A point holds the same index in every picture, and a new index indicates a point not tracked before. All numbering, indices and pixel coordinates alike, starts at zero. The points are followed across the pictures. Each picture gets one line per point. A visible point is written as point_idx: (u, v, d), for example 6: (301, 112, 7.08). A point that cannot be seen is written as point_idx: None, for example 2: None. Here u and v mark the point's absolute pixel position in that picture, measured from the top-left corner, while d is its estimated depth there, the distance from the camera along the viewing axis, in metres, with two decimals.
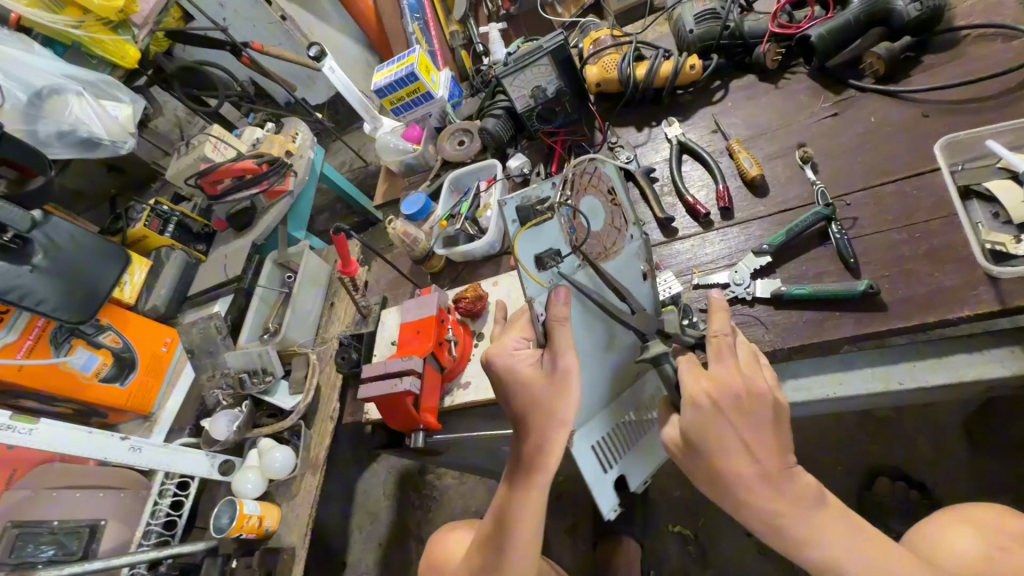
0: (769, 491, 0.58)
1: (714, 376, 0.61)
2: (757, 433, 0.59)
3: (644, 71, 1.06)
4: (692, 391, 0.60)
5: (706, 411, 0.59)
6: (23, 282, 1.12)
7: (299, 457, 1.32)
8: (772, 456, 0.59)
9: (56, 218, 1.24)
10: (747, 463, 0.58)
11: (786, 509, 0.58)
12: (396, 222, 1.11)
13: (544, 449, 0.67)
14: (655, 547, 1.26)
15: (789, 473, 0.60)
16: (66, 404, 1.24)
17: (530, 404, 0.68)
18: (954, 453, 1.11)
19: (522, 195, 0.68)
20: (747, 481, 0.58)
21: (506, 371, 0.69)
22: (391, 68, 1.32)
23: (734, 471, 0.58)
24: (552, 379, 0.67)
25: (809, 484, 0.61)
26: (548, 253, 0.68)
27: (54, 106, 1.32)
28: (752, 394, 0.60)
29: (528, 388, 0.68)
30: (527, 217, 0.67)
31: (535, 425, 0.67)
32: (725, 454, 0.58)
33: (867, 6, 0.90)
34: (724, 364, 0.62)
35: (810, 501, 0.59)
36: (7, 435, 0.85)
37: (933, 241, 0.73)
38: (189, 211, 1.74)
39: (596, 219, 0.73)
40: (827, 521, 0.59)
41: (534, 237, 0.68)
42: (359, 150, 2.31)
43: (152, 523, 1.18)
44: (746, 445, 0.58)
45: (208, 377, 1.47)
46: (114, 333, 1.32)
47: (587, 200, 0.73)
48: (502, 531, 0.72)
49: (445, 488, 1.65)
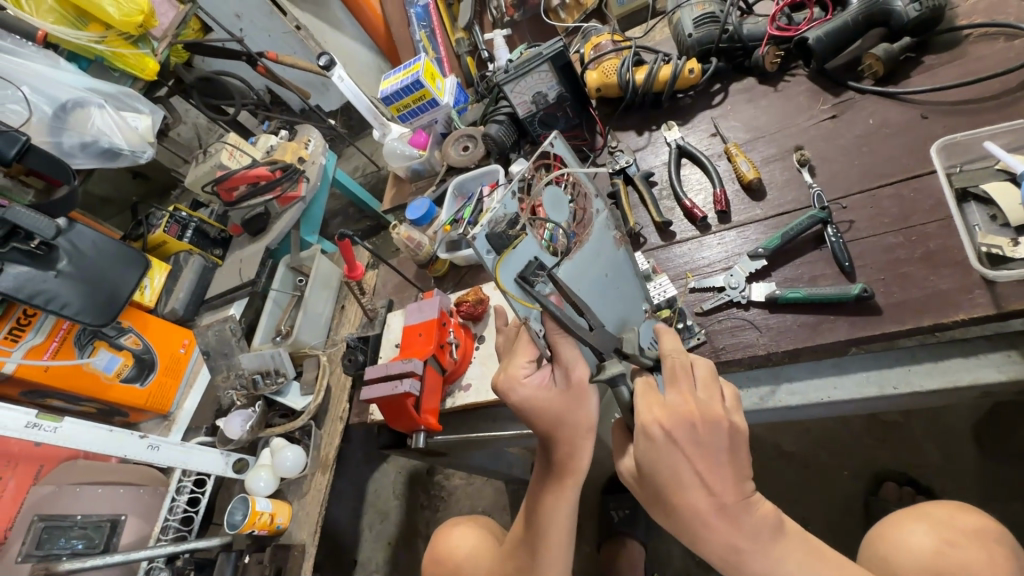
0: (722, 525, 0.56)
1: (667, 404, 0.59)
2: (711, 465, 0.56)
3: (644, 75, 1.07)
4: (644, 420, 0.58)
5: (658, 441, 0.57)
6: (49, 286, 1.19)
7: (309, 457, 1.36)
8: (727, 489, 0.56)
9: (79, 225, 1.30)
10: (699, 497, 0.56)
11: (740, 543, 0.56)
12: (399, 226, 1.16)
13: (575, 455, 0.69)
14: (660, 549, 1.26)
15: (747, 505, 0.57)
16: (90, 403, 1.31)
17: (555, 423, 0.68)
18: (964, 459, 1.09)
19: (492, 215, 0.61)
20: (700, 515, 0.56)
21: (527, 402, 0.68)
22: (398, 75, 1.35)
23: (686, 505, 0.56)
24: (569, 391, 0.69)
25: (770, 513, 0.58)
26: (529, 269, 0.64)
27: (78, 119, 1.38)
28: (706, 424, 0.57)
29: (547, 410, 0.68)
30: (501, 244, 0.61)
31: (566, 438, 0.69)
32: (676, 488, 0.56)
33: (866, 8, 0.89)
34: (679, 390, 0.60)
35: (770, 531, 0.57)
36: (34, 433, 0.89)
37: (930, 244, 0.72)
38: (206, 217, 1.82)
39: (560, 212, 0.70)
40: (784, 552, 0.57)
41: (510, 261, 0.62)
42: (371, 156, 2.36)
43: (170, 518, 1.22)
44: (698, 479, 0.56)
45: (222, 377, 1.48)
46: (134, 336, 1.38)
47: (547, 194, 0.69)
48: (535, 534, 0.73)
49: (453, 488, 1.67)
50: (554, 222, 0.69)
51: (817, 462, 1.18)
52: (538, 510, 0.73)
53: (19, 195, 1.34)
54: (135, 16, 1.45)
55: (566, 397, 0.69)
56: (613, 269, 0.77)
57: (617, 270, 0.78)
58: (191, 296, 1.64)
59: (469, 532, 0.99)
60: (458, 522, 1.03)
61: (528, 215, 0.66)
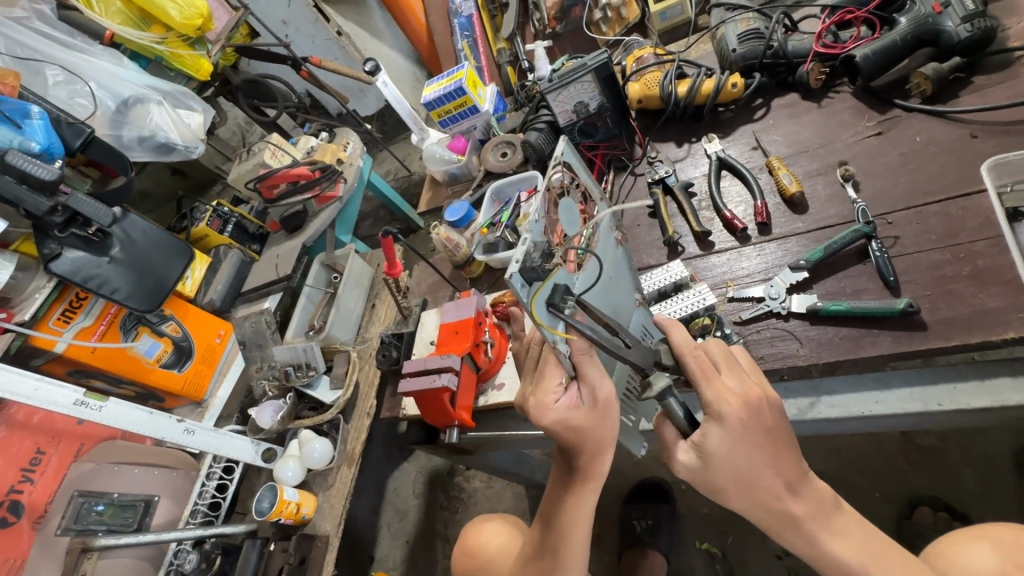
0: (788, 495, 0.59)
1: (733, 389, 0.60)
2: (777, 443, 0.59)
3: (686, 88, 1.09)
4: (719, 407, 0.58)
5: (736, 428, 0.57)
6: (102, 272, 1.24)
7: (337, 450, 1.37)
8: (789, 462, 0.60)
9: (133, 215, 1.34)
10: (770, 470, 0.59)
11: (805, 511, 0.59)
12: (440, 227, 1.19)
13: (598, 464, 0.68)
14: (682, 563, 1.25)
15: (804, 478, 0.61)
16: (130, 386, 1.34)
17: (582, 439, 0.66)
18: (1002, 487, 1.06)
19: (524, 249, 0.57)
20: (769, 487, 0.59)
21: (555, 426, 0.66)
22: (441, 82, 1.39)
23: (758, 480, 0.59)
24: (595, 409, 0.66)
25: (824, 489, 0.61)
26: (558, 295, 0.61)
27: (138, 115, 1.45)
28: (770, 406, 0.59)
29: (577, 430, 0.66)
30: (534, 276, 0.58)
31: (589, 450, 0.67)
32: (750, 466, 0.58)
33: (915, 27, 0.90)
34: (738, 374, 0.61)
35: (829, 503, 0.61)
36: (82, 411, 0.93)
37: (979, 262, 0.72)
38: (246, 213, 1.86)
39: (571, 225, 0.70)
40: (842, 522, 0.60)
41: (543, 291, 0.60)
42: (404, 160, 2.42)
43: (200, 502, 1.26)
44: (768, 456, 0.59)
45: (255, 368, 1.55)
46: (175, 323, 1.40)
47: (562, 210, 0.68)
48: (556, 537, 0.73)
49: (473, 490, 1.67)
50: (567, 236, 0.67)
51: (850, 483, 1.16)
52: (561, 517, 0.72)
53: (78, 183, 1.37)
54: (195, 19, 1.52)
55: (593, 415, 0.66)
56: (615, 272, 0.78)
57: (617, 269, 0.78)
58: (229, 289, 1.68)
59: (498, 531, 1.01)
60: (489, 519, 1.06)
61: (552, 242, 0.64)
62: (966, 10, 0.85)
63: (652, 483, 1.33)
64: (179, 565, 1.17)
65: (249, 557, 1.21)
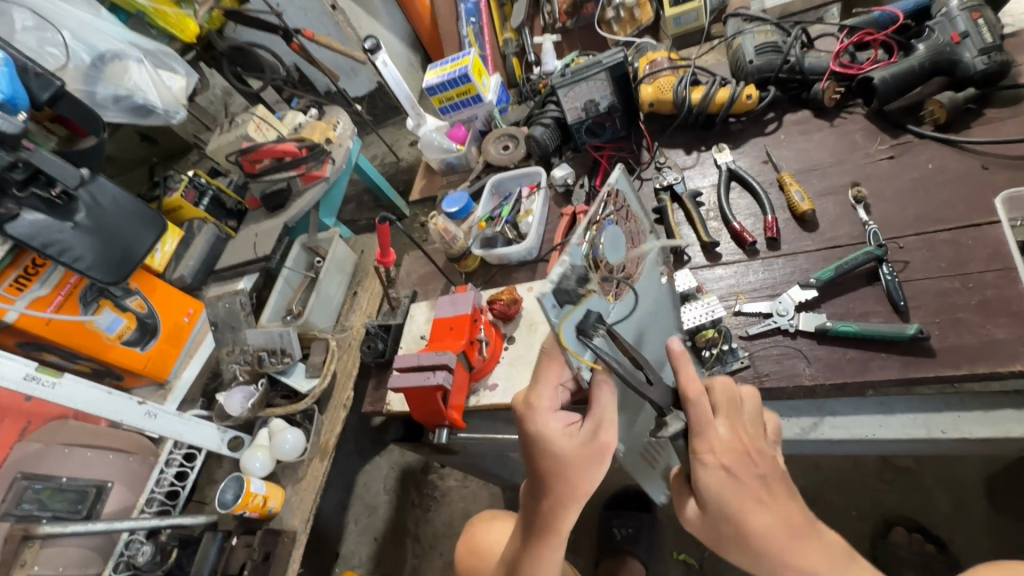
0: (796, 546, 0.56)
1: (723, 438, 0.59)
2: (770, 490, 0.57)
3: (700, 95, 1.07)
4: (700, 455, 0.59)
5: (718, 472, 0.57)
6: (64, 238, 1.12)
7: (310, 442, 1.29)
8: (790, 510, 0.57)
9: (102, 178, 1.23)
10: (772, 529, 0.56)
11: (819, 565, 0.56)
12: (437, 217, 1.12)
13: (562, 512, 0.64)
14: (658, 572, 1.25)
15: (813, 529, 0.57)
16: (85, 362, 1.22)
17: (558, 470, 0.62)
18: (974, 512, 1.09)
19: (561, 270, 0.56)
20: (772, 543, 0.56)
21: (538, 439, 0.63)
22: (444, 68, 1.33)
23: (759, 531, 0.56)
24: (587, 449, 0.61)
25: (835, 541, 0.59)
26: (589, 321, 0.60)
27: (114, 72, 1.35)
28: (758, 456, 0.59)
29: (556, 461, 0.62)
30: (567, 299, 0.57)
31: (556, 493, 0.63)
32: (743, 520, 0.56)
33: (933, 54, 0.91)
34: (734, 423, 0.60)
35: (843, 559, 0.57)
36: (31, 387, 0.84)
37: (987, 292, 0.73)
38: (223, 186, 1.72)
39: (615, 251, 0.67)
40: (859, 571, 0.57)
41: (575, 316, 0.58)
42: (393, 145, 2.35)
43: (157, 490, 1.15)
44: (762, 503, 0.56)
45: (227, 351, 1.41)
46: (141, 298, 1.30)
47: (608, 231, 0.67)
48: (512, 574, 0.70)
49: (448, 489, 1.63)
50: (612, 264, 0.67)
51: (828, 501, 1.18)
52: (523, 557, 0.68)
53: (43, 140, 1.27)
54: None
55: (584, 452, 0.61)
56: (657, 303, 0.78)
57: (659, 303, 0.79)
58: (200, 266, 1.57)
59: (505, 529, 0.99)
60: (497, 516, 1.05)
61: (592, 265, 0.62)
62: (984, 43, 0.87)
63: (633, 490, 1.32)
64: (131, 558, 1.08)
65: (208, 553, 1.11)
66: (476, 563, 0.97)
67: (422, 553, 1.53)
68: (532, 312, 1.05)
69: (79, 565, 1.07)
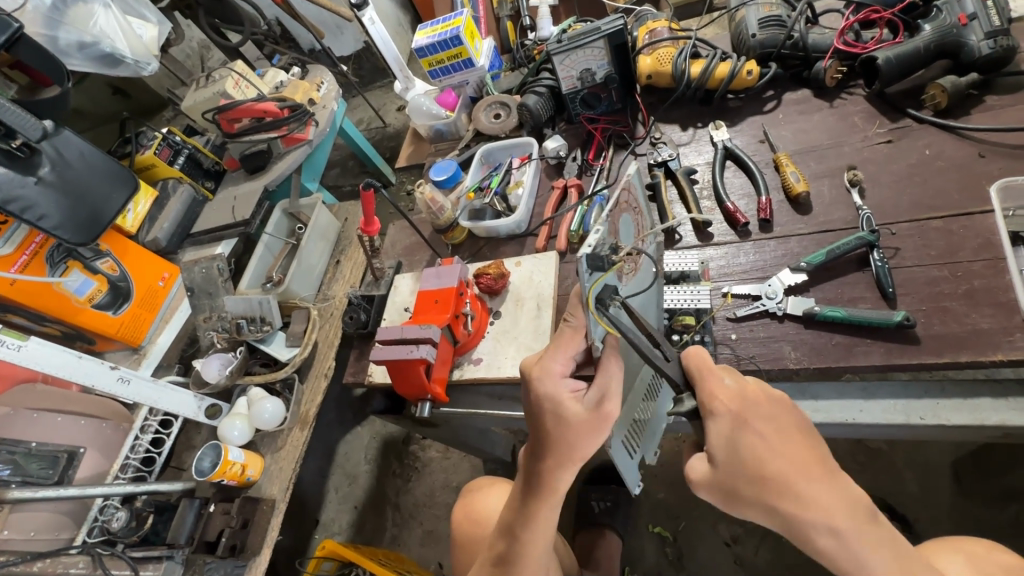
0: (819, 494, 0.52)
1: (729, 387, 0.59)
2: (786, 435, 0.55)
3: (700, 69, 1.03)
4: (709, 403, 0.58)
5: (725, 416, 0.57)
6: (26, 194, 1.04)
7: (289, 411, 1.24)
8: (811, 459, 0.54)
9: (67, 132, 1.15)
10: (791, 469, 0.53)
11: (838, 511, 0.52)
12: (425, 186, 1.08)
13: (558, 474, 0.64)
14: (633, 545, 1.28)
15: (837, 480, 0.54)
16: (55, 325, 1.15)
17: (561, 434, 0.62)
18: (940, 492, 1.14)
19: (593, 237, 0.55)
20: (791, 481, 0.53)
21: (550, 401, 0.62)
22: (435, 28, 1.27)
23: (776, 476, 0.53)
24: (589, 418, 0.60)
25: (864, 497, 0.55)
26: (607, 293, 0.60)
27: (78, 15, 1.24)
28: (769, 400, 0.58)
29: (561, 420, 0.61)
30: (594, 265, 0.56)
31: (556, 456, 0.63)
32: (759, 462, 0.54)
33: (939, 36, 0.89)
34: (738, 374, 0.61)
35: (870, 512, 0.54)
36: None
37: (975, 282, 0.73)
38: (201, 145, 1.63)
39: (625, 238, 0.68)
40: (889, 537, 0.53)
41: (598, 283, 0.58)
42: (379, 109, 2.28)
43: (131, 456, 1.11)
44: (774, 446, 0.55)
45: (203, 317, 1.33)
46: (112, 261, 1.22)
47: (619, 218, 0.67)
48: (510, 541, 0.69)
49: (429, 460, 1.62)
50: (624, 244, 0.67)
51: None
52: (518, 517, 0.68)
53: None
54: None
55: (587, 419, 0.60)
56: (649, 298, 0.78)
57: (650, 296, 0.78)
58: (177, 229, 1.49)
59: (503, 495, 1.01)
60: (495, 484, 1.06)
61: (610, 240, 0.62)
62: (991, 27, 0.86)
63: (614, 466, 1.34)
64: (106, 522, 1.04)
65: (185, 518, 1.07)
66: (476, 530, 0.98)
67: (402, 522, 1.55)
68: (519, 287, 1.03)
69: (51, 530, 1.03)
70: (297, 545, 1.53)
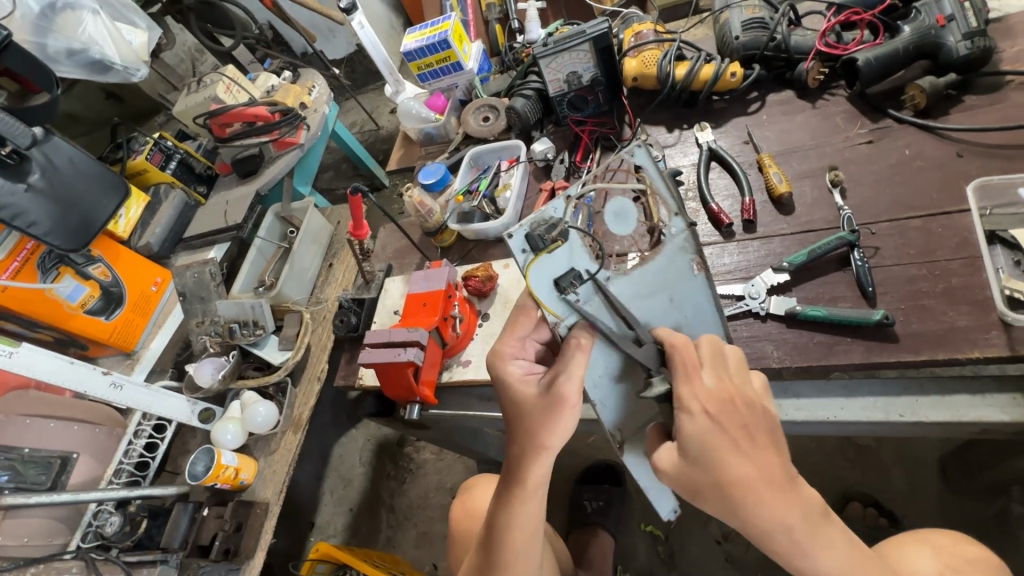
0: (774, 499, 0.56)
1: (708, 387, 0.60)
2: (753, 440, 0.58)
3: (684, 71, 1.05)
4: (688, 403, 0.59)
5: (703, 418, 0.58)
6: (17, 201, 1.05)
7: (282, 415, 1.24)
8: (772, 463, 0.57)
9: (56, 138, 1.15)
10: (753, 474, 0.56)
11: (791, 513, 0.56)
12: (413, 190, 1.08)
13: (527, 464, 0.67)
14: (625, 543, 1.29)
15: (792, 484, 0.58)
16: (47, 331, 1.15)
17: (521, 416, 0.67)
18: (927, 487, 1.15)
19: (534, 220, 0.67)
20: (753, 486, 0.56)
21: (507, 384, 0.70)
22: (423, 32, 1.28)
23: (738, 482, 0.56)
24: (545, 400, 0.65)
25: (812, 496, 0.59)
26: (566, 277, 0.68)
27: (67, 22, 1.25)
28: (744, 403, 0.59)
29: (519, 402, 0.68)
30: (538, 246, 0.66)
31: (521, 441, 0.67)
32: (727, 466, 0.56)
33: (918, 37, 0.90)
34: (719, 373, 0.61)
35: (817, 509, 0.59)
36: None
37: (953, 280, 0.74)
38: (192, 150, 1.62)
39: (619, 224, 0.72)
40: (827, 531, 0.58)
41: (548, 264, 0.67)
42: (371, 112, 2.28)
43: (125, 461, 1.11)
44: (741, 451, 0.57)
45: (196, 322, 1.35)
46: (104, 266, 1.22)
47: (613, 203, 0.73)
48: (491, 539, 0.70)
49: (423, 462, 1.63)
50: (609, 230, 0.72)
51: None
52: (497, 512, 0.70)
53: None
54: None
55: (543, 401, 0.65)
56: (678, 293, 0.73)
57: (681, 290, 0.73)
58: (169, 233, 1.49)
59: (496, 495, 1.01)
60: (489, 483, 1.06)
61: (577, 225, 0.69)
62: (968, 28, 0.87)
63: (606, 465, 1.35)
64: (100, 527, 1.03)
65: (179, 522, 1.08)
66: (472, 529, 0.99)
67: (397, 523, 1.55)
68: (507, 290, 1.04)
69: (45, 535, 1.02)
70: (292, 548, 1.53)
